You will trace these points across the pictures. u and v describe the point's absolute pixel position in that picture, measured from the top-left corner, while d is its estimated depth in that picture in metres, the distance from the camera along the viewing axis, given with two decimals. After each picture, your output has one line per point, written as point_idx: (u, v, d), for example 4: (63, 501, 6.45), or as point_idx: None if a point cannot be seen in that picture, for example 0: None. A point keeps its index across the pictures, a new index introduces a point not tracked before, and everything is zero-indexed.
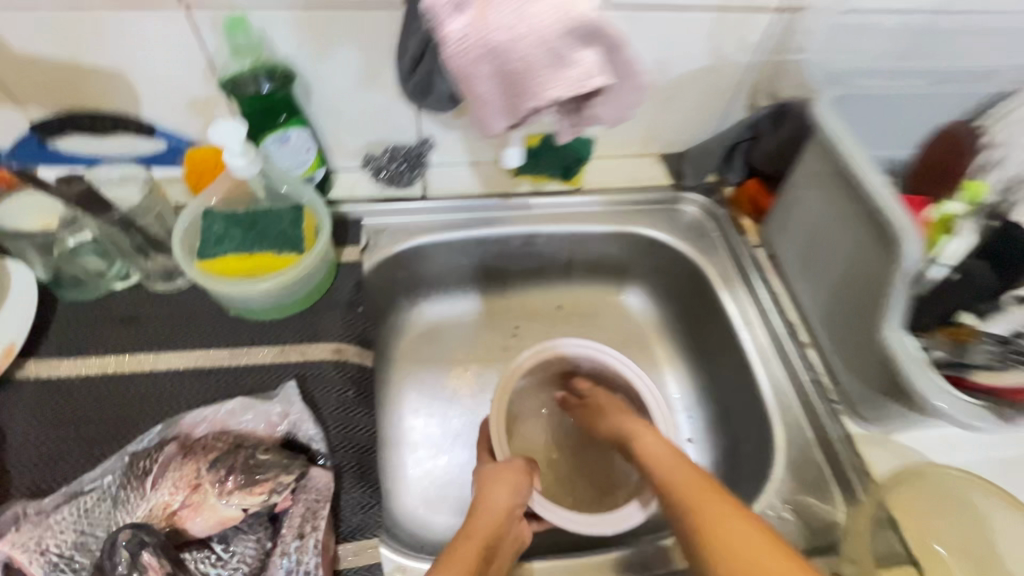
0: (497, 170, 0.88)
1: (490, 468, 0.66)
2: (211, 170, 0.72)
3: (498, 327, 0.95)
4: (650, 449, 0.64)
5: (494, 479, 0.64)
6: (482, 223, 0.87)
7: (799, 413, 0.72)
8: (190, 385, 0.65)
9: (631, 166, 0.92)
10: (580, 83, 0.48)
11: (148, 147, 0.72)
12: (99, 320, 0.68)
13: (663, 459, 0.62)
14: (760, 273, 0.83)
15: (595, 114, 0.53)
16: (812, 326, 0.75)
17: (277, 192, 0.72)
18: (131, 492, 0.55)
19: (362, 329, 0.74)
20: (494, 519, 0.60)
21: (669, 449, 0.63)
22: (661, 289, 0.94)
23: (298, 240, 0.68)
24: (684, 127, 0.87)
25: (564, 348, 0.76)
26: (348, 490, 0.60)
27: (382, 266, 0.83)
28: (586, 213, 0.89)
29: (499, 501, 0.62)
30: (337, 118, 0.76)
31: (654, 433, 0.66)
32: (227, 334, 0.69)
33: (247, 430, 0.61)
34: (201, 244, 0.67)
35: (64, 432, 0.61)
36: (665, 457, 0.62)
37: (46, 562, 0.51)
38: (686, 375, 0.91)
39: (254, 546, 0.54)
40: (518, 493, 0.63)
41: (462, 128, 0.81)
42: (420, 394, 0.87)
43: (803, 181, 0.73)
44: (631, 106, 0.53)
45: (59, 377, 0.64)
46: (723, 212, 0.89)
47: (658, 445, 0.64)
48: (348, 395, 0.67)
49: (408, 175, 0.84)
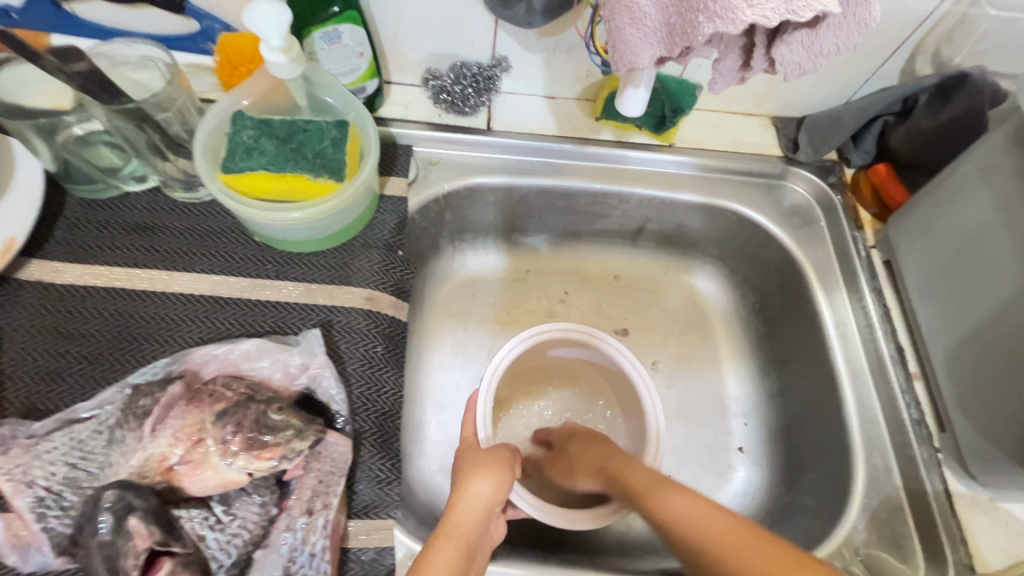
0: (577, 110, 0.74)
1: (468, 454, 0.58)
2: (248, 63, 0.61)
3: (545, 288, 0.83)
4: (671, 506, 0.49)
5: (475, 461, 0.56)
6: (552, 170, 0.74)
7: (886, 453, 0.62)
8: (203, 314, 0.57)
9: (738, 126, 0.76)
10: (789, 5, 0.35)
11: (178, 27, 0.60)
12: (109, 224, 0.60)
13: (689, 513, 0.48)
14: (869, 280, 0.69)
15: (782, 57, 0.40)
16: (928, 357, 0.63)
17: (319, 102, 0.60)
18: (129, 431, 0.49)
19: (399, 275, 0.64)
20: (476, 515, 0.51)
21: (685, 494, 0.50)
22: (740, 275, 0.80)
23: (339, 163, 0.57)
24: (815, 88, 0.71)
25: (565, 332, 0.69)
26: (367, 461, 0.54)
27: (430, 206, 0.72)
28: (674, 176, 0.75)
29: (478, 494, 0.53)
30: (399, 20, 0.63)
31: (667, 485, 0.52)
32: (248, 261, 0.60)
33: (262, 378, 0.54)
34: (226, 153, 0.56)
35: (63, 347, 0.54)
36: (692, 518, 0.47)
37: (32, 495, 0.47)
38: (752, 379, 0.78)
39: (258, 511, 0.49)
40: (502, 485, 0.55)
41: (545, 51, 0.66)
42: (454, 353, 0.78)
43: (968, 183, 0.58)
44: (836, 48, 0.40)
45: (64, 285, 0.57)
46: (839, 200, 0.73)
47: (678, 497, 0.50)
48: (377, 352, 0.59)
49: (473, 100, 0.71)
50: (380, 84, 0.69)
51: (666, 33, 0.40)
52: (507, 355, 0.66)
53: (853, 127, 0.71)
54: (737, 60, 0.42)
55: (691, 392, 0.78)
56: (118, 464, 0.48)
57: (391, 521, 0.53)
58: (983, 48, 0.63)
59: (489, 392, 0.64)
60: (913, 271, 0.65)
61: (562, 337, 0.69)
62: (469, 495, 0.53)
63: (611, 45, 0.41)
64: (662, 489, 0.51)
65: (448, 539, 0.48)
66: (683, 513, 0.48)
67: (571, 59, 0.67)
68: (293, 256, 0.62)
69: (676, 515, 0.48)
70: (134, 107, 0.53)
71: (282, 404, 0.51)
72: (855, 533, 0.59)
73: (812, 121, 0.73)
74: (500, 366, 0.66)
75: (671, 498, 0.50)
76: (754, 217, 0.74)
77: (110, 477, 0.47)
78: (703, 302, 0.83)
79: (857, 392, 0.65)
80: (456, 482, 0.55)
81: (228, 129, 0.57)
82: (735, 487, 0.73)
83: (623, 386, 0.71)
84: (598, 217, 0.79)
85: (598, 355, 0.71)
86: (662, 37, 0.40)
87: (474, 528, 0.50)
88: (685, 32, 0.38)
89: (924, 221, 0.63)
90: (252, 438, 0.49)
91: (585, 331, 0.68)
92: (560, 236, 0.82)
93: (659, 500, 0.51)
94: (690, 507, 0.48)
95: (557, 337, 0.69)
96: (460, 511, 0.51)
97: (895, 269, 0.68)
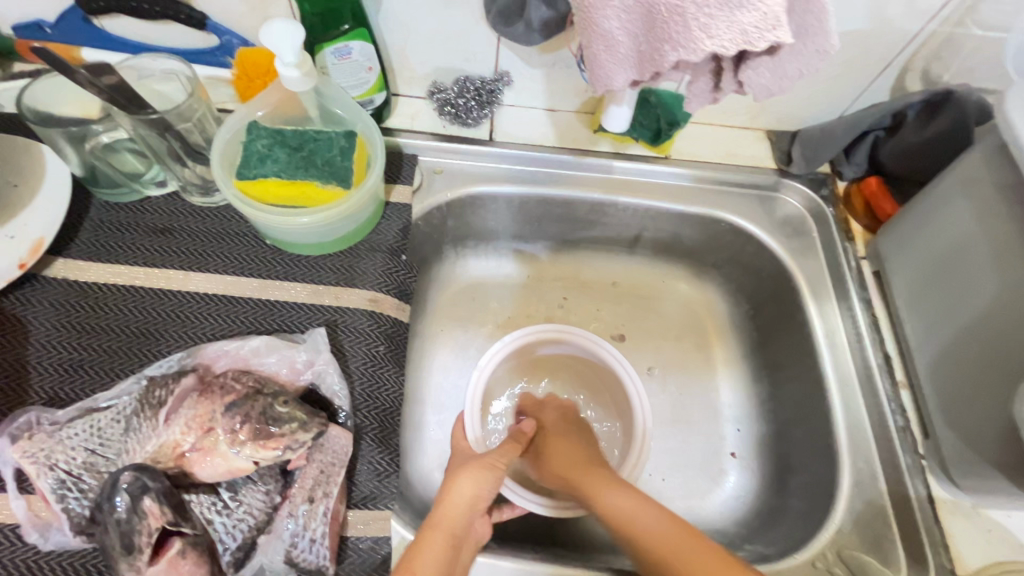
0: (576, 123, 0.77)
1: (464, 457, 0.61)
2: (264, 76, 0.65)
3: (544, 294, 0.85)
4: (616, 504, 0.54)
5: (465, 459, 0.60)
6: (551, 180, 0.77)
7: (873, 459, 0.63)
8: (215, 312, 0.61)
9: (733, 139, 0.78)
10: (758, 30, 0.37)
11: (199, 41, 0.64)
12: (132, 226, 0.64)
13: (635, 510, 0.53)
14: (859, 290, 0.71)
15: (756, 78, 0.43)
16: (914, 366, 0.65)
17: (330, 113, 0.64)
18: (144, 419, 0.52)
19: (402, 278, 0.67)
20: (465, 508, 0.55)
21: (628, 493, 0.54)
22: (734, 284, 0.82)
23: (346, 171, 0.60)
24: (807, 102, 0.73)
25: (541, 334, 0.73)
26: (367, 453, 0.57)
27: (433, 213, 0.75)
28: (669, 186, 0.77)
29: (468, 490, 0.56)
30: (407, 37, 0.66)
31: (616, 488, 0.55)
32: (260, 262, 0.64)
33: (269, 373, 0.57)
34: (241, 160, 0.59)
35: (84, 340, 0.58)
36: (636, 520, 0.52)
37: (54, 477, 0.50)
38: (745, 386, 0.80)
39: (262, 498, 0.52)
40: (496, 482, 0.58)
41: (545, 66, 0.69)
42: (455, 355, 0.81)
43: (951, 197, 0.60)
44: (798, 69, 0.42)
45: (87, 282, 0.60)
46: (830, 211, 0.75)
47: (621, 499, 0.54)
48: (378, 351, 0.61)
49: (476, 112, 0.74)
50: (387, 96, 0.72)
51: (637, 59, 0.43)
52: (492, 360, 0.70)
53: (845, 141, 0.73)
54: (709, 83, 0.45)
55: (685, 397, 0.80)
56: (134, 449, 0.51)
57: (388, 512, 0.55)
58: (970, 66, 0.65)
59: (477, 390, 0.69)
60: (900, 281, 0.67)
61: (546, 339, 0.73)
62: (457, 493, 0.55)
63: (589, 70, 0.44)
64: (608, 490, 0.55)
65: (437, 529, 0.52)
66: (625, 512, 0.53)
67: (569, 74, 0.70)
68: (301, 258, 0.65)
69: (617, 517, 0.53)
70: (158, 118, 0.56)
71: (287, 397, 0.54)
72: (840, 536, 0.61)
73: (804, 135, 0.75)
74: (486, 370, 0.70)
75: (616, 500, 0.54)
76: (748, 227, 0.76)
77: (126, 463, 0.50)
78: (698, 310, 0.85)
79: (846, 398, 0.67)
80: (445, 479, 0.58)
81: (244, 138, 0.61)
82: (728, 490, 0.75)
83: (610, 386, 0.75)
84: (596, 225, 0.81)
85: (578, 349, 0.74)
86: (634, 63, 0.43)
87: (465, 518, 0.55)
88: (653, 59, 0.41)
89: (909, 234, 0.65)
90: (258, 429, 0.52)
91: (564, 331, 0.73)
92: (559, 244, 0.85)
93: (605, 496, 0.55)
94: (636, 509, 0.53)
95: (540, 339, 0.73)
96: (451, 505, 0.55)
97: (884, 280, 0.70)
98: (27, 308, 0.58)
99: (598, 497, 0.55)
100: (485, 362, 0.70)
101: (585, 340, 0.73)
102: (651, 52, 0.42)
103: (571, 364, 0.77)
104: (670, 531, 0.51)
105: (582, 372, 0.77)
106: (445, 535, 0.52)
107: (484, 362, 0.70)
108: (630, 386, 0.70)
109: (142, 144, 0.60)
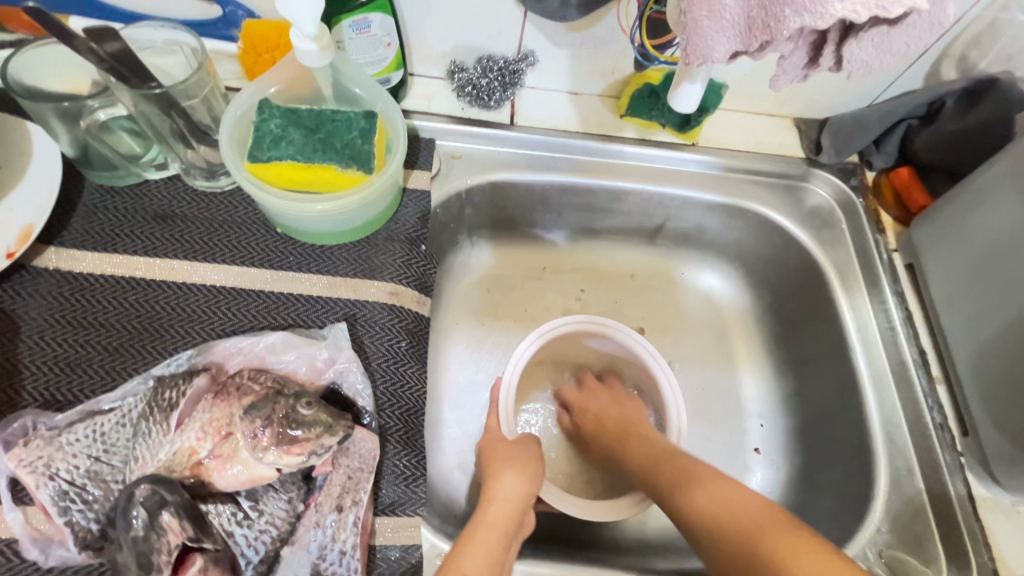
0: (600, 107, 0.73)
1: (495, 447, 0.61)
2: (273, 50, 0.60)
3: (561, 285, 0.81)
4: (704, 497, 0.50)
5: (504, 458, 0.59)
6: (575, 167, 0.73)
7: (908, 456, 0.63)
8: (223, 306, 0.56)
9: (762, 126, 0.75)
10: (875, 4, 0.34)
11: (200, 12, 0.58)
12: (130, 212, 0.59)
13: (720, 501, 0.49)
14: (891, 284, 0.69)
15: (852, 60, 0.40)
16: (951, 362, 0.64)
17: (346, 92, 0.59)
18: (155, 424, 0.48)
19: (423, 270, 0.63)
20: (511, 508, 0.54)
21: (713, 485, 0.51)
22: (758, 277, 0.80)
23: (367, 155, 0.55)
24: (841, 89, 0.70)
25: (570, 328, 0.69)
26: (393, 455, 0.54)
27: (451, 201, 0.71)
28: (696, 175, 0.74)
29: (511, 491, 0.56)
30: (427, 11, 0.62)
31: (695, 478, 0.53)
32: (272, 252, 0.59)
33: (287, 371, 0.53)
34: (253, 141, 0.55)
35: (80, 337, 0.53)
36: (723, 505, 0.48)
37: (55, 487, 0.46)
38: (770, 380, 0.78)
39: (284, 507, 0.49)
40: (534, 481, 0.58)
41: (573, 46, 0.65)
42: (469, 349, 0.77)
43: (994, 187, 0.58)
44: (912, 47, 0.39)
45: (80, 273, 0.55)
46: (859, 202, 0.73)
47: (702, 493, 0.51)
48: (401, 347, 0.58)
49: (499, 94, 0.70)
50: (403, 76, 0.68)
51: (742, 27, 0.39)
52: (527, 350, 0.67)
53: (877, 129, 0.70)
54: (801, 58, 0.41)
55: (709, 391, 0.78)
56: (144, 458, 0.47)
57: (417, 519, 0.52)
58: (1010, 53, 0.63)
59: (511, 382, 0.65)
60: (939, 276, 0.65)
61: (573, 331, 0.70)
62: (501, 491, 0.55)
63: (684, 39, 0.40)
64: (694, 480, 0.52)
65: (488, 532, 0.51)
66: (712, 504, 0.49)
67: (597, 55, 0.66)
68: (316, 248, 0.60)
69: (712, 499, 0.50)
70: (162, 94, 0.51)
71: (311, 398, 0.50)
72: (878, 536, 0.60)
73: (835, 123, 0.72)
74: (520, 361, 0.66)
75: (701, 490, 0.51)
76: (776, 218, 0.74)
77: (134, 472, 0.47)
78: (719, 303, 0.82)
79: (878, 394, 0.66)
80: (486, 479, 0.57)
81: (255, 117, 0.56)
82: (754, 488, 0.73)
83: (642, 380, 0.72)
84: (618, 215, 0.78)
85: (607, 341, 0.71)
86: (740, 31, 0.39)
87: (513, 518, 0.53)
88: (766, 26, 0.37)
89: (949, 227, 0.63)
90: (281, 433, 0.48)
91: (593, 322, 0.69)
92: (578, 233, 0.81)
93: (694, 489, 0.51)
94: (724, 498, 0.49)
95: (573, 330, 0.69)
96: (497, 507, 0.54)
97: (919, 273, 0.68)
98: (16, 302, 0.53)
99: (685, 487, 0.52)
100: (515, 357, 0.66)
101: (616, 331, 0.69)
102: (754, 25, 0.38)
103: (602, 356, 0.74)
104: (748, 508, 0.47)
105: (612, 365, 0.74)
106: (498, 532, 0.51)
107: (514, 358, 0.66)
108: (665, 382, 0.68)
109: (143, 123, 0.55)
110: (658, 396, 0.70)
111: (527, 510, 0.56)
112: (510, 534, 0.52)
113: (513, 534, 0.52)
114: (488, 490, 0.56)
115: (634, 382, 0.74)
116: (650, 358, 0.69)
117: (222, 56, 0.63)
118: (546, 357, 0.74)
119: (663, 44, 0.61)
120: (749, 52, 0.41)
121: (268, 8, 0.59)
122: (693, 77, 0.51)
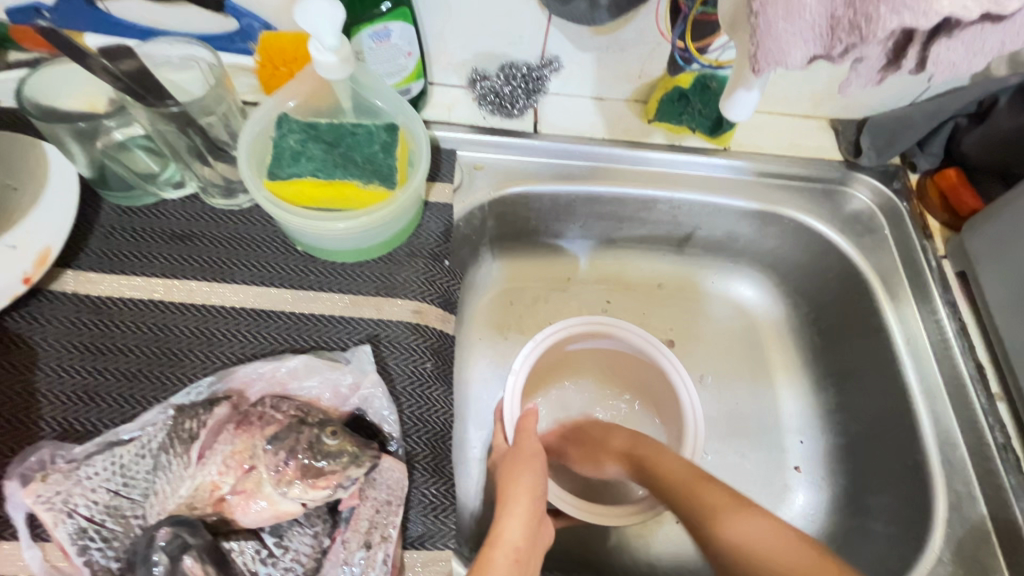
0: (627, 113, 0.70)
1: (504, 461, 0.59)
2: (289, 63, 0.58)
3: (585, 297, 0.78)
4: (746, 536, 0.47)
5: (514, 469, 0.57)
6: (602, 174, 0.70)
7: (969, 479, 0.59)
8: (241, 326, 0.54)
9: (797, 128, 0.71)
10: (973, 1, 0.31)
11: (216, 25, 0.56)
12: (149, 234, 0.57)
13: (759, 540, 0.47)
14: (943, 295, 0.65)
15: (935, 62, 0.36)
16: (1013, 376, 0.59)
17: (365, 103, 0.57)
18: (176, 460, 0.46)
19: (448, 287, 0.61)
20: (525, 525, 0.51)
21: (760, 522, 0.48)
22: (793, 286, 0.76)
23: (388, 170, 0.54)
24: (883, 88, 0.66)
25: (573, 333, 0.67)
26: (421, 480, 0.51)
27: (474, 213, 0.69)
28: (729, 181, 0.70)
29: (524, 489, 0.55)
30: (447, 17, 0.59)
31: (738, 511, 0.49)
32: (292, 271, 0.57)
33: (310, 398, 0.51)
34: (272, 159, 0.53)
35: (96, 365, 0.51)
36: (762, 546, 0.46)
37: (73, 525, 0.44)
38: (810, 395, 0.74)
39: (310, 542, 0.47)
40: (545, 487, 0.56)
41: (598, 50, 0.62)
42: (492, 365, 0.74)
43: None
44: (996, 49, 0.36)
45: (98, 297, 0.54)
46: (903, 206, 0.69)
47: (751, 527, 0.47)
48: (426, 368, 0.55)
49: (523, 101, 0.68)
50: (423, 86, 0.66)
51: (824, 30, 0.36)
52: (527, 362, 0.64)
53: (923, 129, 0.66)
54: (879, 61, 0.38)
55: (744, 406, 0.74)
56: (164, 493, 0.46)
57: (448, 552, 0.50)
58: None
59: (515, 396, 0.63)
60: (996, 284, 0.61)
61: (580, 333, 0.67)
62: (513, 504, 0.53)
63: (755, 43, 0.36)
64: (733, 515, 0.48)
65: (491, 547, 0.49)
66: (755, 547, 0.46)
67: (624, 59, 0.63)
68: (337, 266, 0.58)
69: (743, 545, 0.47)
70: (180, 111, 0.50)
71: (336, 427, 0.48)
72: (941, 566, 0.56)
73: (875, 124, 0.69)
74: (522, 374, 0.64)
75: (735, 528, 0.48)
76: (814, 226, 0.70)
77: (155, 507, 0.45)
78: (751, 313, 0.78)
79: (933, 412, 0.62)
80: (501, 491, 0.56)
81: (273, 133, 0.54)
82: (796, 509, 0.69)
83: (658, 383, 0.69)
84: (646, 224, 0.74)
85: (613, 339, 0.68)
86: (820, 33, 0.36)
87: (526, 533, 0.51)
88: (854, 28, 0.34)
89: (1010, 235, 0.58)
90: (307, 465, 0.46)
91: (603, 324, 0.67)
92: (603, 243, 0.78)
93: (729, 525, 0.48)
94: (768, 533, 0.47)
95: (581, 332, 0.67)
96: (508, 523, 0.51)
97: (972, 283, 0.64)
98: (35, 327, 0.52)
99: (717, 522, 0.49)
100: (517, 372, 0.63)
101: (620, 331, 0.67)
102: (827, 28, 0.35)
103: (612, 356, 0.71)
104: (779, 550, 0.46)
105: (629, 366, 0.71)
106: (504, 549, 0.48)
107: (515, 373, 0.63)
108: (684, 396, 0.64)
109: (159, 140, 0.54)
110: (675, 403, 0.67)
111: (540, 521, 0.53)
112: (519, 549, 0.49)
113: (527, 551, 0.49)
114: (501, 504, 0.53)
115: (649, 384, 0.71)
116: (666, 364, 0.66)
117: (239, 70, 0.62)
118: (550, 361, 0.71)
119: (705, 47, 0.58)
120: (819, 57, 0.38)
121: (284, 19, 0.56)
122: (750, 84, 0.47)
